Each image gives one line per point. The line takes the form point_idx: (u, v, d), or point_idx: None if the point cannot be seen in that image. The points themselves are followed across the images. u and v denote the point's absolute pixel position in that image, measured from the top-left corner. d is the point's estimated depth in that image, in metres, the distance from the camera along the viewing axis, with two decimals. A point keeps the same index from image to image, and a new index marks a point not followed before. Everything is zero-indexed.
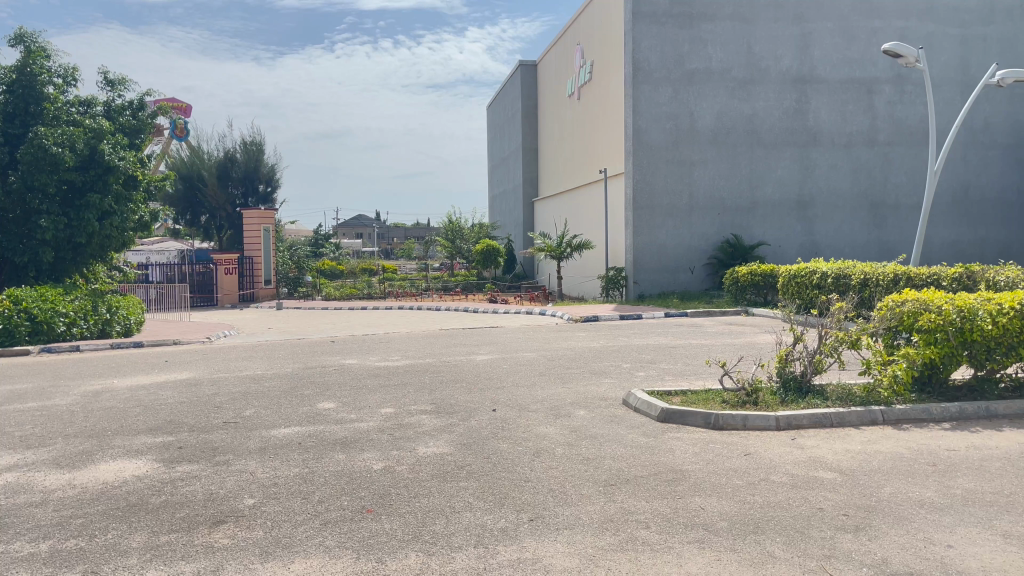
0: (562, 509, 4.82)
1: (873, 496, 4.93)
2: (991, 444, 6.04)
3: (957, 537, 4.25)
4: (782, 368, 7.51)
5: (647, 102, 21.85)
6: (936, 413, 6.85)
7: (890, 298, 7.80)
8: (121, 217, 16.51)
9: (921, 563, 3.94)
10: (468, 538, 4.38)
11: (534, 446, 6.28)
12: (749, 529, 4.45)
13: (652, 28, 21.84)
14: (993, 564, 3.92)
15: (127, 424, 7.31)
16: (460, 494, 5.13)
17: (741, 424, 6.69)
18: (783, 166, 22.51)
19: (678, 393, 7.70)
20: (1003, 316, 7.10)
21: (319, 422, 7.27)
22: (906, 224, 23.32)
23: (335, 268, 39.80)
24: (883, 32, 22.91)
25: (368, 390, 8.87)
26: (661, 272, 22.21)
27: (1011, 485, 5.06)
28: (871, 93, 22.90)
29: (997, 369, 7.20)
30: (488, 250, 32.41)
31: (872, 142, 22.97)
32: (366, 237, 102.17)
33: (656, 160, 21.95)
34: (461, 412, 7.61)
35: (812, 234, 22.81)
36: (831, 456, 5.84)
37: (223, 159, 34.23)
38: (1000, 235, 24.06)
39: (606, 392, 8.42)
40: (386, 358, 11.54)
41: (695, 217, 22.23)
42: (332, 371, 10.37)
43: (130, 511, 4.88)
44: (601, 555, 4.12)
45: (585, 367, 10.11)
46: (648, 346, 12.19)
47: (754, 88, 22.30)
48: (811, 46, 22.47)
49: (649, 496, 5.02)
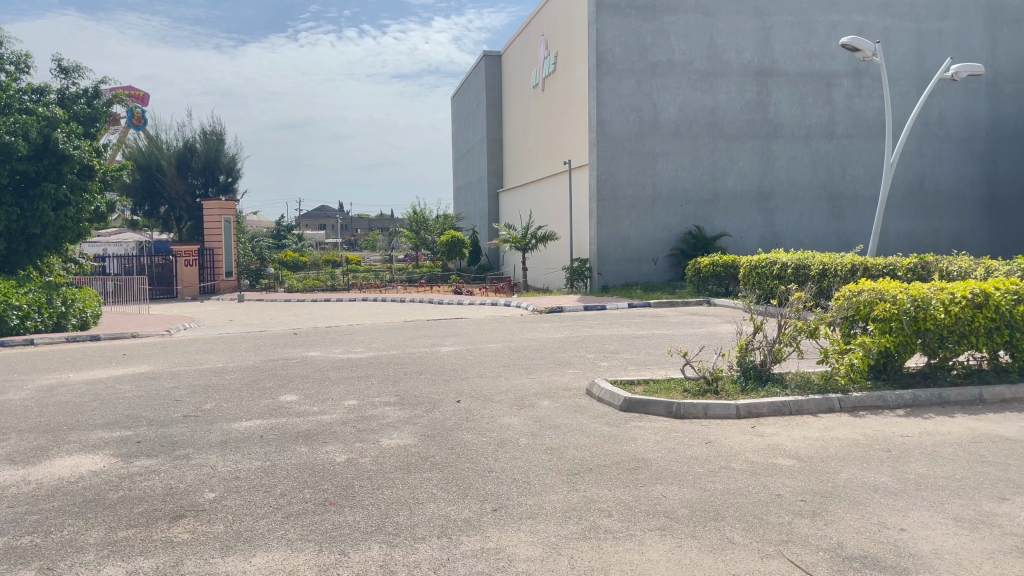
0: (525, 499, 4.84)
1: (830, 482, 5.03)
2: (944, 429, 6.20)
3: (910, 521, 4.36)
4: (742, 357, 7.61)
5: (611, 94, 21.91)
6: (891, 400, 6.99)
7: (847, 288, 7.95)
8: (76, 207, 16.09)
9: (875, 546, 4.04)
10: (431, 529, 4.38)
11: (498, 437, 6.29)
12: (710, 515, 4.52)
13: (615, 19, 21.91)
14: (945, 547, 4.02)
15: (84, 419, 7.17)
16: (423, 485, 5.12)
17: (703, 413, 6.76)
18: (744, 157, 22.78)
19: (640, 381, 7.78)
20: (956, 305, 7.30)
21: (281, 415, 7.21)
22: (863, 215, 23.79)
23: (298, 260, 39.64)
24: (842, 26, 23.26)
25: (331, 382, 8.81)
26: (625, 263, 22.34)
27: (962, 470, 5.19)
28: (830, 86, 23.26)
29: (950, 356, 7.39)
30: (452, 241, 32.25)
31: (831, 135, 23.34)
32: (329, 229, 101.07)
33: (619, 152, 22.02)
34: (425, 403, 7.58)
35: (773, 226, 23.14)
36: (791, 443, 5.94)
37: (183, 149, 33.68)
38: (953, 225, 24.62)
39: (570, 382, 8.45)
40: (350, 350, 11.43)
41: (659, 208, 22.39)
42: (294, 363, 10.25)
43: (86, 507, 4.80)
44: (564, 543, 4.15)
45: (549, 358, 10.13)
46: (612, 335, 12.25)
47: (717, 80, 22.51)
48: (771, 39, 22.74)
49: (612, 484, 5.07)
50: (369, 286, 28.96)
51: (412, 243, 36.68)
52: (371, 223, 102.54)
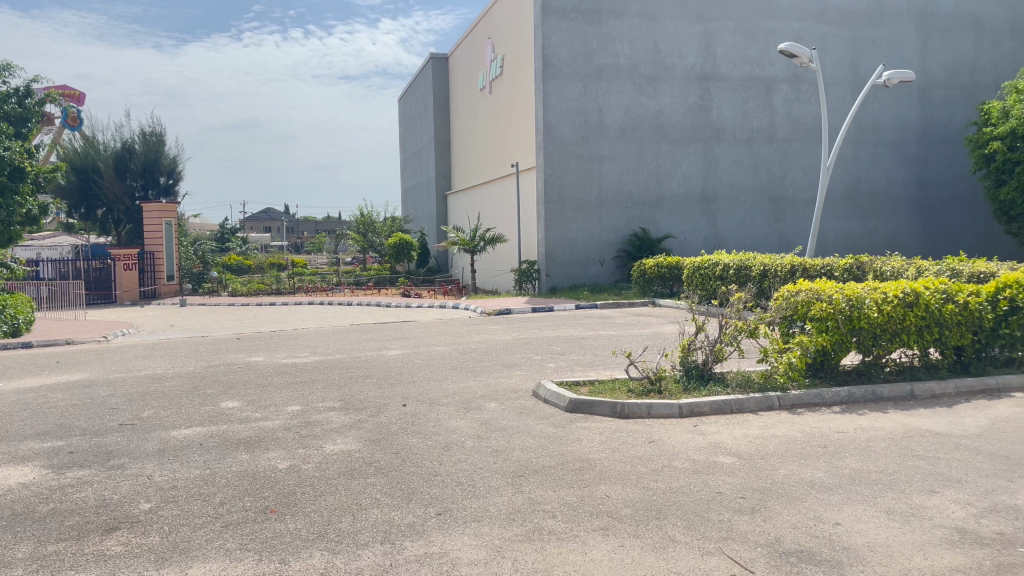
0: (469, 502, 4.83)
1: (769, 479, 5.13)
2: (877, 425, 6.38)
3: (844, 515, 4.47)
4: (685, 357, 7.70)
5: (557, 97, 22.02)
6: (828, 397, 7.16)
7: (785, 288, 8.12)
8: (6, 210, 15.53)
9: (811, 541, 4.13)
10: (375, 535, 4.34)
11: (444, 440, 6.26)
12: (652, 514, 4.56)
13: (561, 23, 22.02)
14: (878, 539, 4.14)
15: (13, 429, 6.91)
16: (367, 491, 5.07)
17: (646, 412, 6.84)
18: (688, 160, 23.15)
19: (586, 383, 7.83)
20: (888, 304, 7.54)
21: (222, 422, 7.06)
22: (802, 217, 24.38)
23: (242, 263, 38.90)
24: (781, 32, 23.81)
25: (274, 387, 8.65)
26: (572, 265, 22.48)
27: (894, 464, 5.35)
28: (770, 91, 23.79)
29: (883, 354, 7.62)
30: (400, 243, 32.03)
31: (771, 139, 23.86)
32: (274, 231, 99.37)
33: (565, 155, 22.14)
34: (370, 408, 7.51)
35: (716, 228, 23.56)
36: (731, 441, 6.05)
37: (121, 150, 32.78)
38: (888, 227, 25.39)
39: (517, 384, 8.46)
40: (294, 355, 11.25)
41: (606, 210, 22.60)
42: (237, 369, 10.05)
43: (14, 520, 4.62)
44: (507, 546, 4.15)
45: (496, 361, 10.13)
46: (559, 337, 12.31)
47: (661, 84, 22.82)
48: (713, 44, 23.17)
49: (557, 485, 5.09)
50: (316, 289, 28.58)
51: (360, 246, 36.33)
52: (318, 225, 101.21)
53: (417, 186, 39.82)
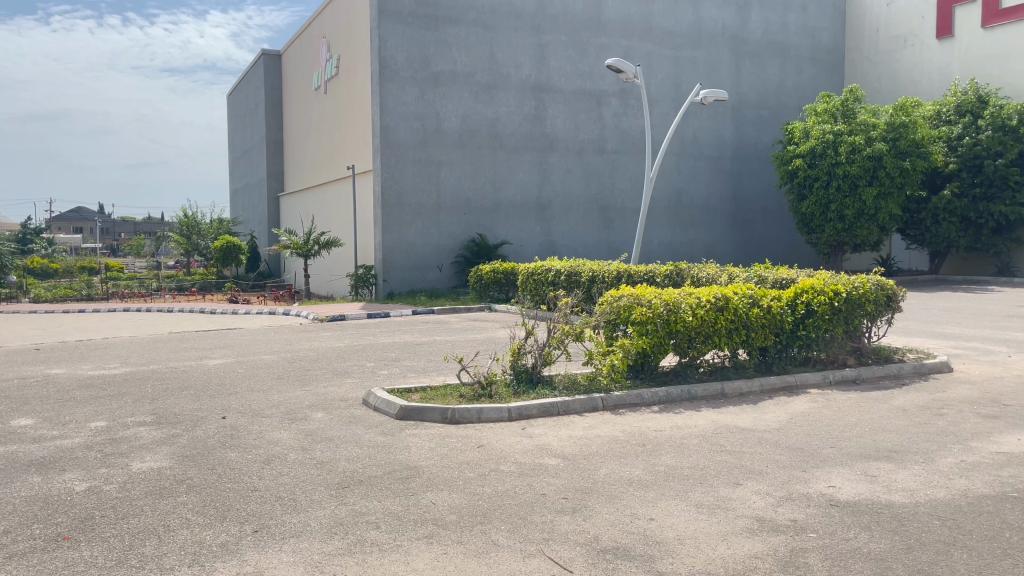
0: (289, 517, 4.62)
1: (590, 478, 5.28)
2: (691, 422, 6.75)
3: (658, 510, 4.67)
4: (515, 361, 7.80)
5: (394, 100, 21.77)
6: (648, 397, 7.50)
7: (609, 294, 8.43)
8: None
9: (627, 537, 4.28)
10: (182, 558, 4.05)
11: (265, 453, 5.97)
12: (477, 519, 4.56)
13: (398, 26, 21.81)
14: (687, 532, 4.35)
15: None
16: (176, 511, 4.73)
17: (476, 417, 6.86)
18: (523, 169, 23.65)
19: (417, 389, 7.75)
20: (701, 308, 8.02)
21: (11, 442, 6.36)
22: (630, 225, 25.57)
23: (48, 267, 35.57)
24: (610, 48, 24.91)
25: (75, 403, 7.91)
26: (410, 270, 22.30)
27: (705, 459, 5.67)
28: (600, 105, 24.79)
29: (697, 355, 8.09)
30: (229, 246, 30.53)
31: (601, 150, 24.86)
32: (88, 233, 91.71)
33: (403, 159, 21.92)
34: (185, 422, 7.04)
35: (550, 235, 24.22)
36: (556, 443, 6.18)
37: None
38: (706, 236, 27.15)
39: (347, 393, 8.24)
40: (103, 366, 10.36)
41: (444, 216, 22.62)
42: (33, 383, 9.12)
43: None
44: (327, 561, 4.00)
45: (325, 369, 9.82)
46: (392, 344, 12.14)
47: (496, 93, 23.17)
48: (547, 56, 23.86)
49: (382, 495, 4.98)
50: (133, 295, 26.64)
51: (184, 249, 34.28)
52: (139, 227, 94.51)
53: (247, 187, 38.12)
